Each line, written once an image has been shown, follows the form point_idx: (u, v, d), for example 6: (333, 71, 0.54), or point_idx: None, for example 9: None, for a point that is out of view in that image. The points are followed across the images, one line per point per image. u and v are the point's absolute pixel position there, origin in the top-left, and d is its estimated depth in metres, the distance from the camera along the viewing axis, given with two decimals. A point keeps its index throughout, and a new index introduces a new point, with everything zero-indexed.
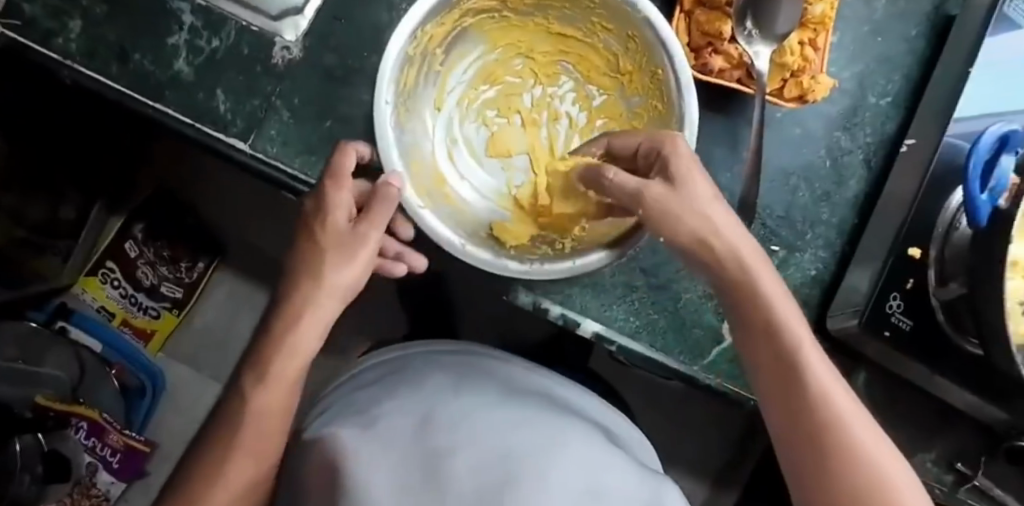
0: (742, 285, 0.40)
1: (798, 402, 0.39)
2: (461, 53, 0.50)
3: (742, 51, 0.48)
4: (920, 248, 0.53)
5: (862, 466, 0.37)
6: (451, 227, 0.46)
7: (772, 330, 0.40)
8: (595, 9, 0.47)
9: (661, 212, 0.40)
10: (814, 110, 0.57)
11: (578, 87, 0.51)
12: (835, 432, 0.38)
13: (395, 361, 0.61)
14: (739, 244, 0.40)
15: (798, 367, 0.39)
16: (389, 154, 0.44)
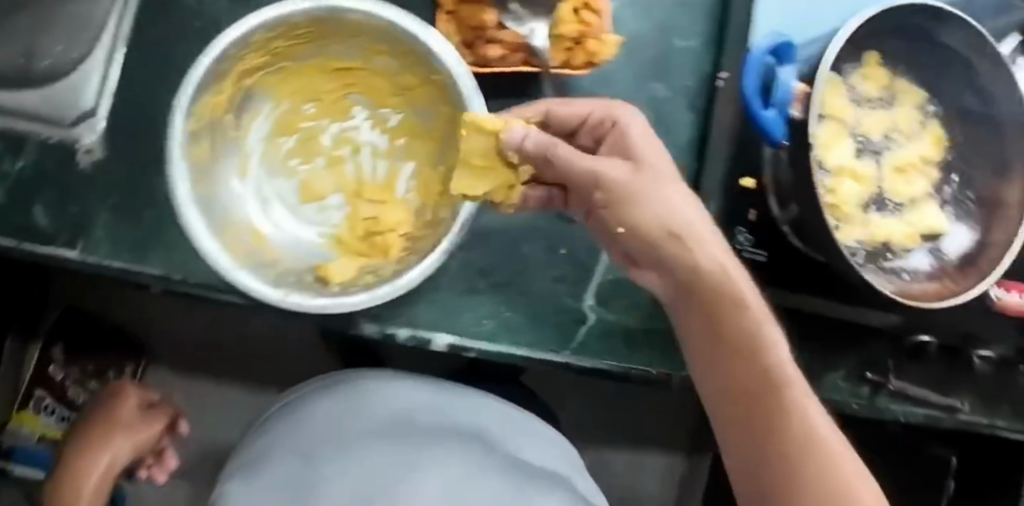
0: (711, 277, 0.36)
1: (775, 416, 0.35)
2: (253, 113, 0.51)
3: (516, 33, 0.48)
4: (753, 177, 0.53)
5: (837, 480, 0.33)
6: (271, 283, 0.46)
7: (747, 333, 0.36)
8: (363, 36, 0.48)
9: (623, 202, 0.36)
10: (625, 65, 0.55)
11: (374, 114, 0.52)
12: (807, 450, 0.34)
13: (308, 384, 0.61)
14: (715, 250, 0.36)
15: (787, 377, 0.35)
16: (198, 228, 0.44)
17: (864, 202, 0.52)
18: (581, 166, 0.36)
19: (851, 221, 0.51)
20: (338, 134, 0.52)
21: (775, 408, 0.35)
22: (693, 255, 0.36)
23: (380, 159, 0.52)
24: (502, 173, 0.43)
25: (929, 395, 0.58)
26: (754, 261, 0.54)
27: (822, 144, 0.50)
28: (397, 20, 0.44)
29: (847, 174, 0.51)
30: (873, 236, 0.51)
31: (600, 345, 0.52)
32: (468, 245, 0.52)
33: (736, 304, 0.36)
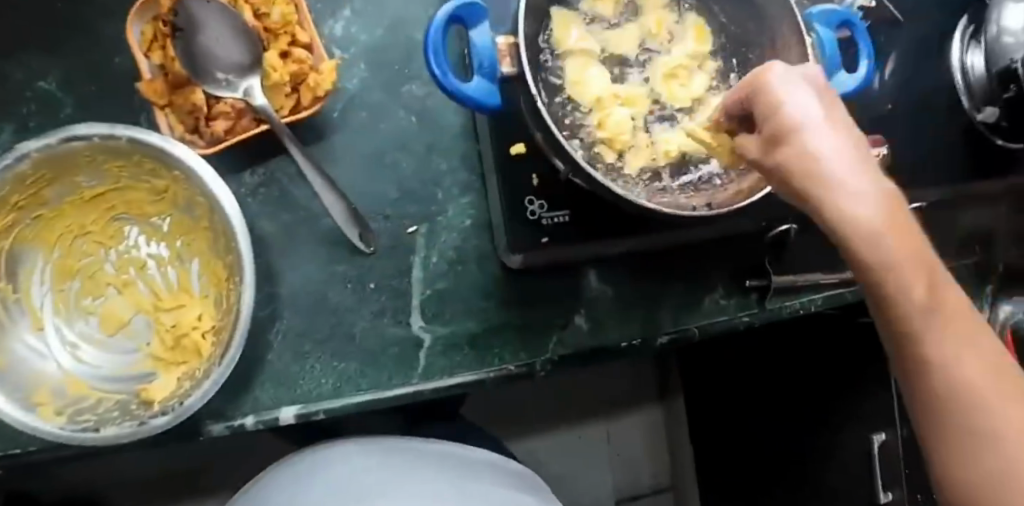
0: (787, 177, 0.31)
1: (899, 308, 0.30)
2: (27, 271, 0.49)
3: (234, 99, 0.47)
4: (525, 140, 0.49)
5: (948, 353, 0.30)
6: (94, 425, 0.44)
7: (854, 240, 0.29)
8: (95, 159, 0.47)
9: (779, 140, 0.31)
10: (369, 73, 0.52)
11: (144, 227, 0.52)
12: (939, 342, 0.30)
13: (256, 485, 0.64)
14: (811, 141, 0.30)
15: (899, 291, 0.29)
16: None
17: (644, 123, 0.50)
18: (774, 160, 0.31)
19: (634, 147, 0.48)
20: (120, 258, 0.52)
21: (907, 305, 0.29)
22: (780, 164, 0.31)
23: (167, 266, 0.52)
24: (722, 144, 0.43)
25: (821, 278, 0.60)
26: (559, 224, 0.49)
27: (574, 82, 0.48)
28: (115, 134, 0.44)
29: (614, 101, 0.49)
30: (665, 152, 0.49)
31: (446, 360, 0.52)
32: (282, 313, 0.50)
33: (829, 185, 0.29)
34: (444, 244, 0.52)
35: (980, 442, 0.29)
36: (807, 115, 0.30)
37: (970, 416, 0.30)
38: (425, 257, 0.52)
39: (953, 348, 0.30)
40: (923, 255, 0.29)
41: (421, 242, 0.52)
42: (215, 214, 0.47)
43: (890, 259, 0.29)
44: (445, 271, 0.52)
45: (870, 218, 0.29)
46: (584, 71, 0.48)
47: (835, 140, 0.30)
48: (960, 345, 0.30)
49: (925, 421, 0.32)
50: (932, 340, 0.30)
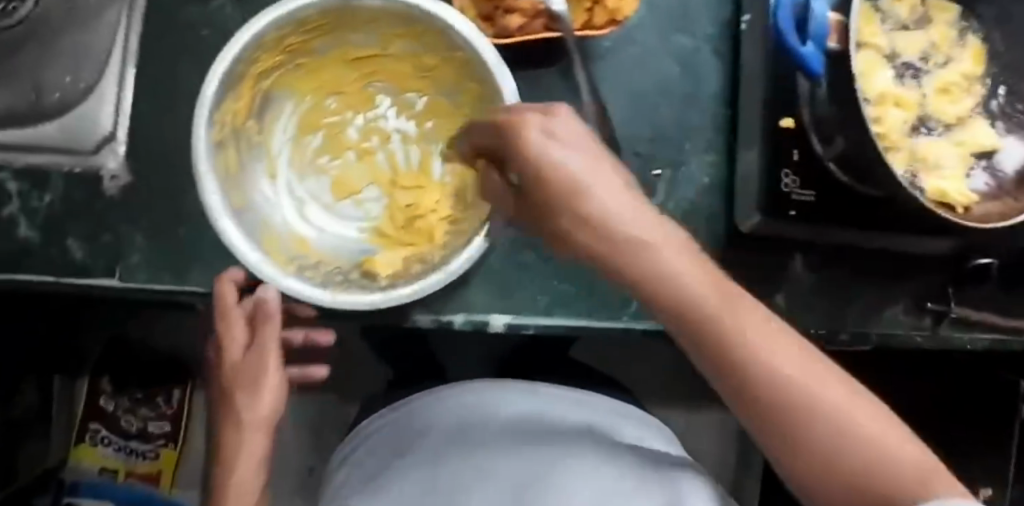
0: (608, 238, 0.36)
1: (687, 313, 0.36)
2: (273, 116, 0.50)
3: (533, 0, 0.47)
4: (793, 116, 0.50)
5: (747, 354, 0.35)
6: (322, 284, 0.45)
7: (667, 280, 0.35)
8: (379, 24, 0.45)
9: (539, 196, 0.37)
10: (640, 22, 0.55)
11: (398, 100, 0.51)
12: (728, 345, 0.35)
13: (403, 403, 0.65)
14: (600, 196, 0.35)
15: (686, 300, 0.35)
16: (241, 250, 0.42)
17: (911, 128, 0.49)
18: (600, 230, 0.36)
19: (900, 148, 0.48)
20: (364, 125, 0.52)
21: (709, 321, 0.35)
22: (537, 154, 0.35)
23: (412, 144, 0.52)
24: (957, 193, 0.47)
25: (997, 321, 0.58)
26: (804, 203, 0.51)
27: (861, 72, 0.48)
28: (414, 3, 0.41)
29: (891, 102, 0.49)
30: (925, 159, 0.49)
31: None
32: None
33: (624, 243, 0.35)
34: (681, 195, 0.54)
35: (800, 421, 0.35)
36: (579, 169, 0.35)
37: (789, 396, 0.35)
38: (664, 202, 0.54)
39: (741, 338, 0.35)
40: (713, 296, 0.36)
41: (662, 187, 0.55)
42: (487, 102, 0.46)
43: (742, 330, 0.35)
44: (676, 220, 0.54)
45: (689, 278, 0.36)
46: (874, 65, 0.49)
47: (649, 222, 0.36)
48: (765, 334, 0.36)
49: (737, 404, 0.37)
50: (738, 347, 0.35)
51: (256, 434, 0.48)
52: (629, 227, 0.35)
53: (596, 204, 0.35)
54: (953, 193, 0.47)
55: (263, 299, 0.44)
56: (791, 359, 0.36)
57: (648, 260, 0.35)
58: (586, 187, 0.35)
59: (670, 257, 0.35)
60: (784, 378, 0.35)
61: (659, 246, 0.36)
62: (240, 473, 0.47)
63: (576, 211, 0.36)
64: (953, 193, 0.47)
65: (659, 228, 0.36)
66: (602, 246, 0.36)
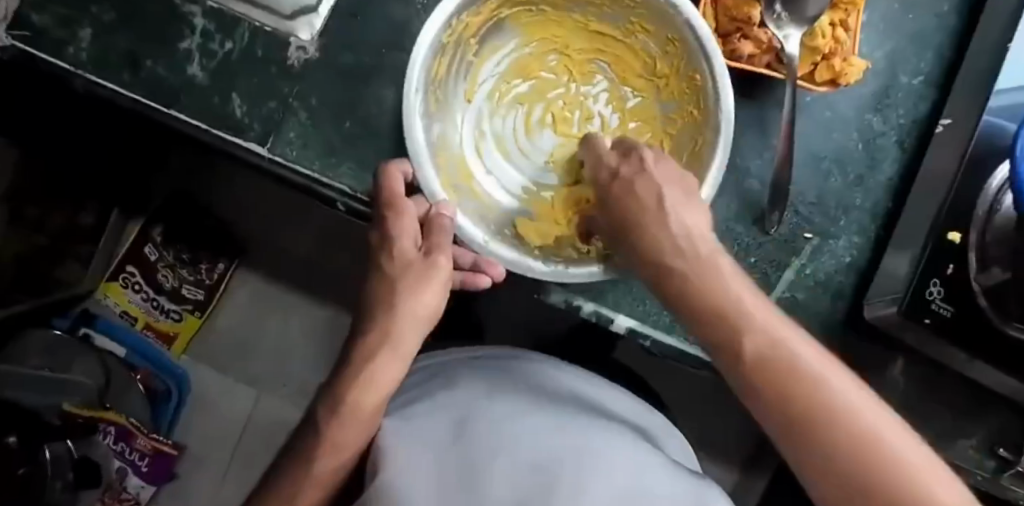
0: (714, 300, 0.37)
1: (792, 396, 0.34)
2: (494, 46, 0.49)
3: (772, 36, 0.47)
4: (961, 231, 0.51)
5: (851, 441, 0.32)
6: (475, 223, 0.46)
7: (764, 341, 0.35)
8: (636, 9, 0.46)
9: (622, 223, 0.42)
10: (845, 92, 0.55)
11: (614, 89, 0.51)
12: (823, 417, 0.33)
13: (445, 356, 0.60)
14: (693, 239, 0.39)
15: (784, 368, 0.34)
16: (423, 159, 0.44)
17: None
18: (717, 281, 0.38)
19: None
20: (571, 94, 0.51)
21: (811, 386, 0.34)
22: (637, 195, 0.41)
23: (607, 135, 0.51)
24: None
25: None
26: (941, 315, 0.51)
27: None
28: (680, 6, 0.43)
29: None
30: None
31: None
32: None
33: (735, 311, 0.37)
34: (821, 264, 0.55)
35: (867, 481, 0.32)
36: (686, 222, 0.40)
37: (887, 471, 0.31)
38: (802, 264, 0.54)
39: (851, 415, 0.33)
40: (819, 368, 0.34)
41: (805, 251, 0.55)
42: (704, 127, 0.46)
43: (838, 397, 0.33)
44: (809, 287, 0.54)
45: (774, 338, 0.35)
46: None
47: (742, 291, 0.38)
48: (872, 412, 0.33)
49: (816, 485, 0.34)
50: (823, 425, 0.33)
51: (392, 357, 0.44)
52: (740, 305, 0.37)
53: (705, 259, 0.39)
54: None
55: (443, 212, 0.43)
56: (915, 452, 0.32)
57: (753, 333, 0.36)
58: (687, 245, 0.39)
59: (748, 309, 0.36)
60: (880, 454, 0.32)
61: (752, 328, 0.36)
62: (377, 365, 0.43)
63: (686, 260, 0.39)
64: None
65: (755, 303, 0.37)
66: (704, 303, 0.37)
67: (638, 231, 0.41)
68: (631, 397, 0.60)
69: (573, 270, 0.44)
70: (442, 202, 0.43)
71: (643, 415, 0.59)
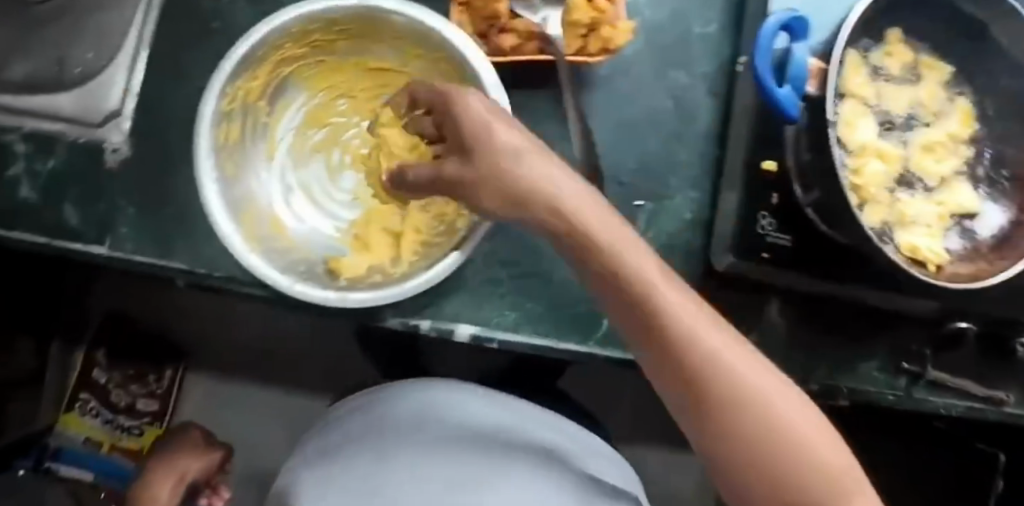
0: (636, 284, 0.31)
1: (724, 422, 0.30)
2: (285, 103, 0.52)
3: (529, 23, 0.48)
4: (775, 159, 0.49)
5: (782, 480, 0.30)
6: (280, 269, 0.47)
7: (684, 351, 0.31)
8: (400, 39, 0.49)
9: (534, 200, 0.31)
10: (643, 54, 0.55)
11: (404, 117, 0.53)
12: (735, 410, 0.30)
13: (361, 396, 0.58)
14: (600, 227, 0.31)
15: (705, 364, 0.30)
16: (219, 220, 0.46)
17: (892, 183, 0.50)
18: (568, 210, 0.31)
19: (875, 201, 0.49)
20: (363, 132, 0.53)
21: (730, 388, 0.30)
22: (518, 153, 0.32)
23: None
24: (927, 255, 0.49)
25: (972, 388, 0.58)
26: (781, 246, 0.50)
27: (846, 123, 0.49)
28: (433, 28, 0.46)
29: (872, 154, 0.49)
30: (901, 215, 0.50)
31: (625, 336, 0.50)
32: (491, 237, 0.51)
33: (645, 318, 0.31)
34: (661, 227, 0.53)
35: None
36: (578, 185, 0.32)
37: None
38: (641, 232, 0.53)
39: (794, 442, 0.30)
40: (751, 362, 0.31)
41: (642, 218, 0.54)
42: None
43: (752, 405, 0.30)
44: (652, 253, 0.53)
45: (660, 305, 0.31)
46: (857, 112, 0.49)
47: (663, 274, 0.31)
48: (826, 445, 0.30)
49: (709, 454, 0.32)
50: (774, 425, 0.30)
51: None
52: (652, 277, 0.31)
53: (608, 229, 0.31)
54: (923, 255, 0.49)
55: None
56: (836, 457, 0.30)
57: (669, 332, 0.31)
58: (558, 198, 0.31)
59: (658, 278, 0.31)
60: (803, 460, 0.30)
61: (679, 331, 0.30)
62: None
63: (580, 236, 0.31)
64: (927, 259, 0.49)
65: (668, 285, 0.31)
66: (619, 271, 0.31)
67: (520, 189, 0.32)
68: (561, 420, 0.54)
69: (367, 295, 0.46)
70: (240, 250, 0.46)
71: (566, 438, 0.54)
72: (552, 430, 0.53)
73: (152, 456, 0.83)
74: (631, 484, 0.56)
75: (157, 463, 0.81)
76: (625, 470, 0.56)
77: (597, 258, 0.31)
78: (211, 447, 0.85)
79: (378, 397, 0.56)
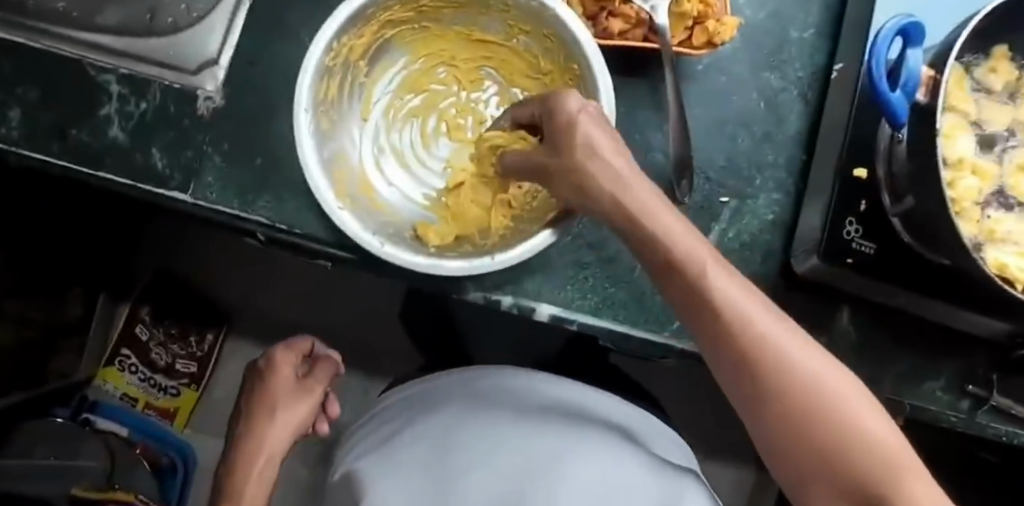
0: (687, 283, 0.33)
1: (787, 407, 0.32)
2: (384, 65, 0.52)
3: (640, 9, 0.47)
4: (867, 167, 0.50)
5: (844, 465, 0.31)
6: (370, 228, 0.47)
7: (748, 341, 0.32)
8: (509, 12, 0.48)
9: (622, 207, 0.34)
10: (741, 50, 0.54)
11: (503, 90, 0.51)
12: (806, 411, 0.32)
13: (427, 378, 0.61)
14: (666, 217, 0.33)
15: (769, 369, 0.32)
16: (313, 176, 0.46)
17: (984, 199, 0.50)
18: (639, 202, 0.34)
19: (967, 215, 0.49)
20: (463, 102, 0.52)
21: (781, 374, 0.32)
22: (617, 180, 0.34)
23: None
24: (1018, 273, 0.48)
25: None
26: (865, 254, 0.50)
27: (945, 135, 0.49)
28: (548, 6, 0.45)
29: (968, 168, 0.49)
30: (991, 231, 0.50)
31: None
32: None
33: (723, 325, 0.32)
34: (745, 226, 0.53)
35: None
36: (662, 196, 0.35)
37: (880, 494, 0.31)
38: (725, 229, 0.52)
39: (865, 436, 0.31)
40: (813, 354, 0.32)
41: (726, 215, 0.53)
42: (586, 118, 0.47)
43: (810, 386, 0.31)
44: (732, 251, 0.52)
45: (721, 294, 0.32)
46: (957, 125, 0.49)
47: (731, 283, 0.32)
48: (885, 432, 0.31)
49: (765, 437, 0.33)
50: (841, 414, 0.31)
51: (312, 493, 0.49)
52: (715, 272, 0.32)
53: (683, 249, 0.33)
54: (1012, 271, 0.48)
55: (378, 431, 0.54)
56: (906, 452, 0.31)
57: (740, 332, 0.32)
58: (633, 186, 0.34)
59: (725, 277, 0.32)
60: (865, 442, 0.31)
61: (742, 321, 0.32)
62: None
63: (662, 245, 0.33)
64: (1017, 277, 0.48)
65: (743, 292, 0.32)
66: (673, 269, 0.33)
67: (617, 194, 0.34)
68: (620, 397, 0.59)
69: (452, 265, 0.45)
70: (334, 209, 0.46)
71: (626, 414, 0.58)
72: (612, 406, 0.57)
73: (257, 405, 0.76)
74: (691, 462, 0.60)
75: (263, 421, 0.75)
76: (688, 447, 0.61)
77: (661, 250, 0.33)
78: (311, 386, 0.78)
79: (447, 377, 0.59)
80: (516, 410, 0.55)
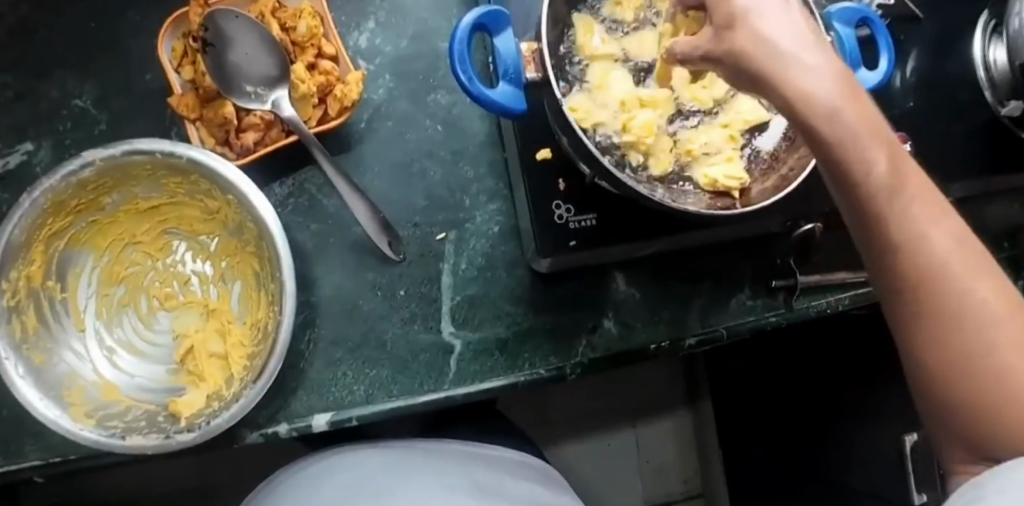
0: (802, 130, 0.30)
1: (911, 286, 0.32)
2: (76, 273, 0.52)
3: (264, 111, 0.49)
4: (550, 147, 0.50)
5: (965, 340, 0.31)
6: (115, 431, 0.45)
7: (884, 209, 0.31)
8: (155, 173, 0.49)
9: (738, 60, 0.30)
10: (395, 89, 0.54)
11: (191, 243, 0.55)
12: (935, 299, 0.31)
13: (264, 488, 0.61)
14: (807, 82, 0.29)
15: (995, 405, 0.31)
16: (39, 410, 0.43)
17: (666, 124, 0.50)
18: (774, 67, 0.29)
19: (657, 149, 0.49)
20: (161, 272, 0.55)
21: (904, 243, 0.31)
22: (738, 46, 0.30)
23: (207, 284, 0.54)
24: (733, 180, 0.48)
25: (845, 277, 0.58)
26: (585, 228, 0.51)
27: (594, 87, 0.48)
28: (176, 152, 0.45)
29: (637, 105, 0.48)
30: (688, 150, 0.50)
31: (477, 366, 0.52)
32: (315, 323, 0.51)
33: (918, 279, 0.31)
34: (472, 252, 0.53)
35: (980, 401, 0.31)
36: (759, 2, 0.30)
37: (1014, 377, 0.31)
38: (454, 263, 0.53)
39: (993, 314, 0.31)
40: (945, 222, 0.32)
41: (448, 250, 0.53)
42: (261, 240, 0.48)
43: (930, 260, 0.31)
44: (474, 278, 0.53)
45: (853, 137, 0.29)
46: (592, 104, 0.48)
47: (921, 207, 0.31)
48: (996, 303, 0.31)
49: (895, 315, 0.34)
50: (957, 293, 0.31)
51: None
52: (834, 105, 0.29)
53: (865, 159, 0.30)
54: (720, 179, 0.48)
55: None
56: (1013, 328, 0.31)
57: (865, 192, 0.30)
58: (779, 54, 0.29)
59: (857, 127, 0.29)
60: (976, 321, 0.31)
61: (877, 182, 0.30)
62: None
63: (819, 136, 0.30)
64: (733, 186, 0.48)
65: (932, 214, 0.31)
66: (799, 123, 0.30)
67: (732, 60, 0.30)
68: (464, 442, 0.63)
69: (209, 426, 0.44)
70: (71, 428, 0.43)
71: (469, 455, 0.62)
72: (456, 451, 0.61)
73: None
74: (530, 469, 0.65)
75: None
76: (528, 463, 0.66)
77: (803, 110, 0.29)
78: None
79: (293, 478, 0.60)
80: (351, 489, 0.57)
